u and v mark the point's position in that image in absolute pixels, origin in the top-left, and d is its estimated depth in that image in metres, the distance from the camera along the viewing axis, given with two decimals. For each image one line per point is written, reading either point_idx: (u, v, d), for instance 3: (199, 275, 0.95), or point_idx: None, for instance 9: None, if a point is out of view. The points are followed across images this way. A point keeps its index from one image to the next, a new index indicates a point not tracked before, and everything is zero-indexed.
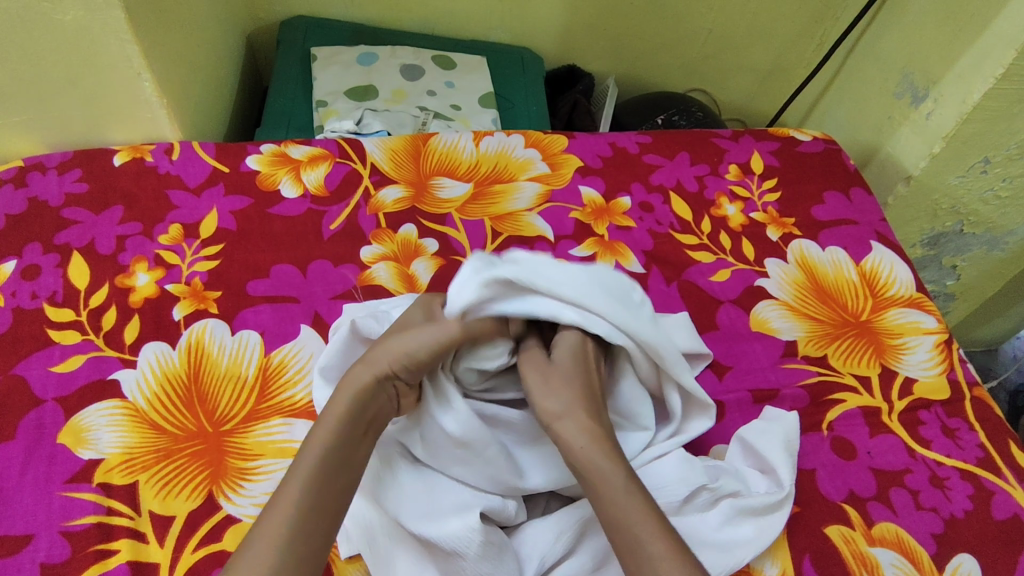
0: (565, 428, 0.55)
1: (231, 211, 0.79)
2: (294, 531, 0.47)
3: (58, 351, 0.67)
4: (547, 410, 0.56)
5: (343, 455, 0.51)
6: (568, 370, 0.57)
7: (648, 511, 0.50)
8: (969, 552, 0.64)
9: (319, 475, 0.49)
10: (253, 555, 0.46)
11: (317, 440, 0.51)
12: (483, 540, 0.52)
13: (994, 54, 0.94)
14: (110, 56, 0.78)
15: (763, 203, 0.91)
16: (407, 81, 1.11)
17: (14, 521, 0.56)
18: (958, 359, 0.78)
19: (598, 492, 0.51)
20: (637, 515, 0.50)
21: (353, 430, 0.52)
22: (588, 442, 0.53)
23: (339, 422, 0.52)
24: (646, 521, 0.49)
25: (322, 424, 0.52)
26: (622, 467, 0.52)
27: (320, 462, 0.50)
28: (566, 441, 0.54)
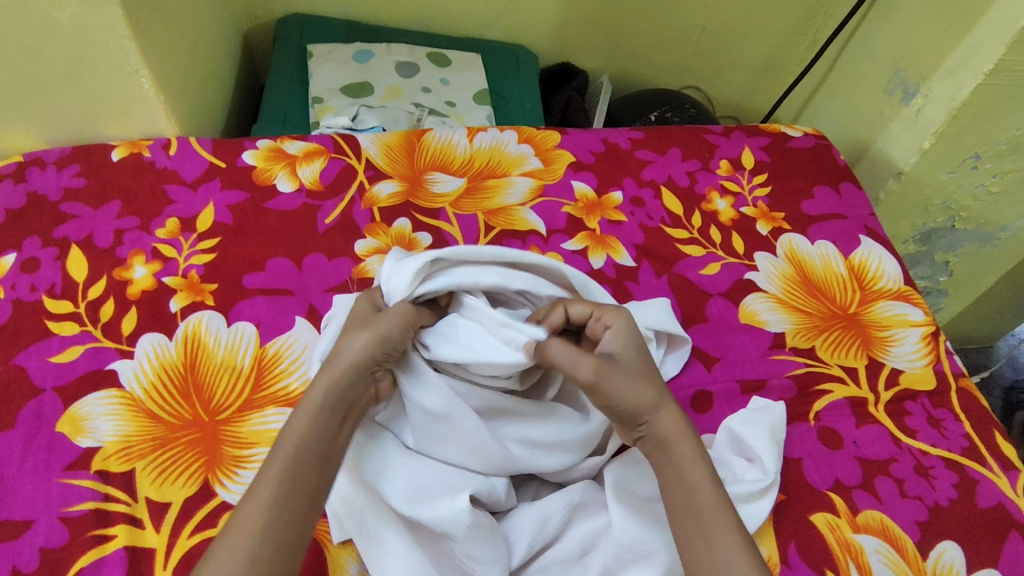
0: (661, 420, 0.57)
1: (227, 206, 0.81)
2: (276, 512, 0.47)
3: (57, 342, 0.68)
4: (637, 404, 0.57)
5: (324, 445, 0.51)
6: (642, 368, 0.60)
7: (722, 501, 0.53)
8: (952, 539, 0.65)
9: (299, 463, 0.50)
10: (233, 539, 0.46)
11: (297, 426, 0.51)
12: (471, 522, 0.54)
13: (983, 50, 0.95)
14: (108, 52, 0.79)
15: (753, 197, 0.92)
16: (402, 78, 1.12)
17: (15, 507, 0.57)
18: (945, 351, 0.79)
19: (685, 481, 0.54)
20: (711, 505, 0.52)
21: (332, 420, 0.53)
22: (680, 435, 0.56)
23: (316, 412, 0.52)
24: (723, 512, 0.52)
25: (302, 412, 0.52)
26: (704, 459, 0.55)
27: (297, 451, 0.50)
28: (660, 434, 0.56)
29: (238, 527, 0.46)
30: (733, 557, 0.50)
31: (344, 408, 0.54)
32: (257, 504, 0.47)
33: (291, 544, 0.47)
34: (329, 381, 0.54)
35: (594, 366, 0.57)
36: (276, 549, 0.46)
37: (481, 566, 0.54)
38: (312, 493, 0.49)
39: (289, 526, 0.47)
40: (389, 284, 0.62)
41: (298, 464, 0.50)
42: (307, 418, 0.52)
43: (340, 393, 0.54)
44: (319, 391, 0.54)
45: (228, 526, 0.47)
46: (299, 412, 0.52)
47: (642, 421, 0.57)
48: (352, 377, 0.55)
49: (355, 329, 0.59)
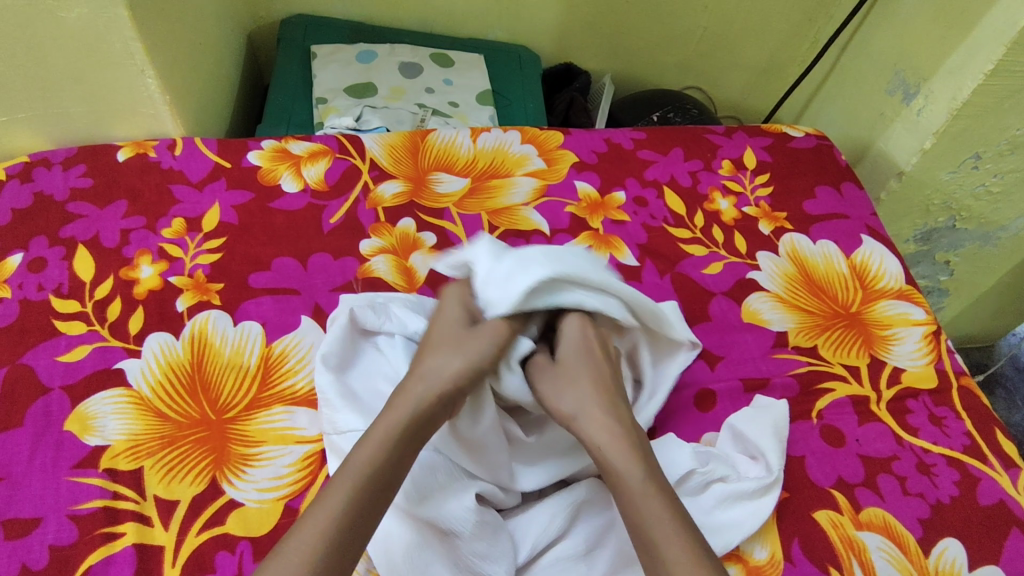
0: (586, 425, 0.56)
1: (233, 206, 0.81)
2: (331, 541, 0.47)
3: (64, 341, 0.68)
4: (562, 414, 0.57)
5: (393, 472, 0.51)
6: (574, 368, 0.59)
7: (663, 508, 0.51)
8: (955, 536, 0.65)
9: (367, 490, 0.50)
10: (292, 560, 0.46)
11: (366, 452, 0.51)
12: (477, 520, 0.55)
13: (983, 50, 0.95)
14: (115, 53, 0.79)
15: (755, 197, 0.92)
16: (405, 78, 1.12)
17: (25, 505, 0.58)
18: (946, 350, 0.80)
19: (625, 490, 0.52)
20: (656, 520, 0.50)
21: (405, 446, 0.52)
22: (611, 439, 0.55)
23: (393, 436, 0.52)
24: (663, 527, 0.50)
25: (377, 437, 0.52)
26: (639, 463, 0.53)
27: (364, 480, 0.50)
28: (588, 442, 0.56)
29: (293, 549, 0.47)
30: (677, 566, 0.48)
31: (421, 437, 0.53)
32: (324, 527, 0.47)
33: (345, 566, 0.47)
34: (413, 407, 0.54)
35: (536, 370, 0.60)
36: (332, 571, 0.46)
37: (488, 564, 0.55)
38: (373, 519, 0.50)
39: (349, 548, 0.48)
40: (491, 290, 0.60)
41: (364, 495, 0.49)
42: (381, 448, 0.51)
43: (421, 421, 0.53)
44: (400, 416, 0.53)
45: (287, 542, 0.47)
46: (374, 437, 0.52)
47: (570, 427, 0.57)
48: (436, 407, 0.54)
49: (443, 351, 0.57)
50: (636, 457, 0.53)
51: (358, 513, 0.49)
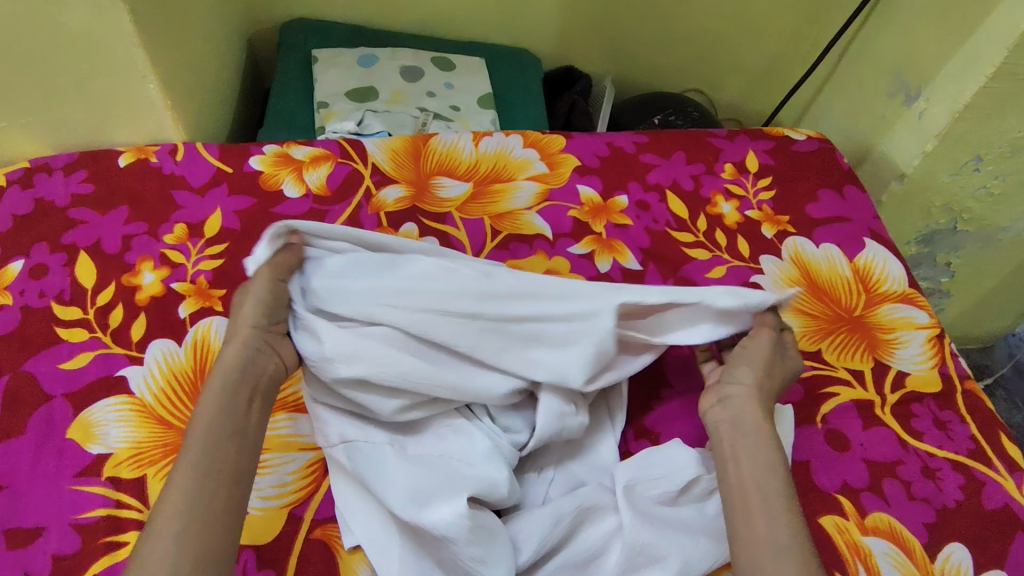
0: (745, 398, 0.60)
1: (235, 211, 0.81)
2: (192, 507, 0.46)
3: (66, 348, 0.68)
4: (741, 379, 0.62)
5: (232, 423, 0.51)
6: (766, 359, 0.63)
7: (777, 482, 0.53)
8: (960, 541, 0.65)
9: (215, 446, 0.49)
10: (162, 520, 0.45)
11: (202, 416, 0.51)
12: (470, 525, 0.53)
13: (986, 53, 0.96)
14: (116, 59, 0.79)
15: (758, 200, 0.92)
16: (406, 82, 1.12)
17: (27, 514, 0.57)
18: (950, 353, 0.80)
19: (754, 453, 0.56)
20: (773, 494, 0.52)
21: (237, 398, 0.53)
22: (758, 416, 0.59)
23: (222, 392, 0.53)
24: (778, 501, 0.52)
25: (205, 400, 0.52)
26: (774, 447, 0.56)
27: (208, 429, 0.50)
28: (747, 405, 0.60)
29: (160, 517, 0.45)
30: (784, 539, 0.49)
31: (247, 381, 0.55)
32: (182, 486, 0.46)
33: (225, 520, 0.47)
34: (233, 363, 0.55)
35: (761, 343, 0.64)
36: (201, 532, 0.45)
37: (485, 568, 0.53)
38: (238, 470, 0.49)
39: (214, 499, 0.47)
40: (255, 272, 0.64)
41: (211, 452, 0.49)
42: (210, 407, 0.52)
43: (241, 368, 0.55)
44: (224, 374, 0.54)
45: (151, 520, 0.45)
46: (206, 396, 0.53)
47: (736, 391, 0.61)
48: (246, 353, 0.56)
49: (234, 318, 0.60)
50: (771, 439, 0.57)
51: (207, 471, 0.48)
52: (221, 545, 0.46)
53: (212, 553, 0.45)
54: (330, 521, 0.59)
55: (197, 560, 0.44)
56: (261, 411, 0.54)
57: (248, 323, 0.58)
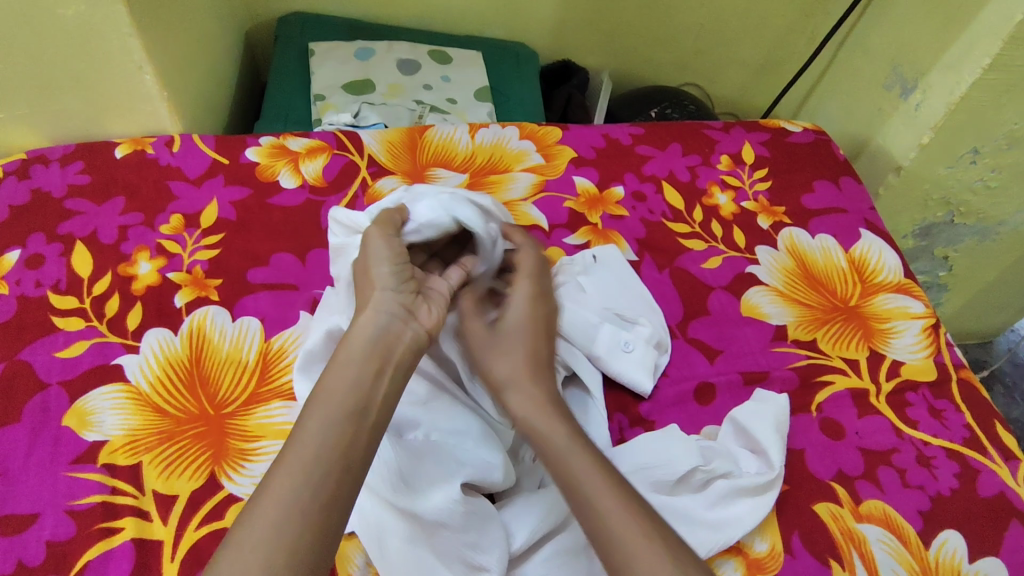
0: (518, 395, 0.59)
1: (231, 201, 0.81)
2: (296, 495, 0.43)
3: (62, 337, 0.68)
4: (498, 378, 0.61)
5: (359, 401, 0.48)
6: (513, 340, 0.62)
7: (596, 470, 0.53)
8: (954, 528, 0.65)
9: (334, 421, 0.46)
10: (263, 505, 0.43)
11: (329, 389, 0.48)
12: (464, 509, 0.54)
13: (982, 45, 0.96)
14: (113, 51, 0.79)
15: (754, 191, 0.92)
16: (403, 75, 1.12)
17: (21, 502, 0.58)
18: (945, 343, 0.80)
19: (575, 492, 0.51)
20: (623, 525, 0.49)
21: (366, 367, 0.49)
22: (537, 413, 0.58)
23: (354, 364, 0.49)
24: (631, 533, 0.49)
25: (336, 372, 0.49)
26: (561, 429, 0.57)
27: (332, 408, 0.47)
28: (520, 409, 0.59)
29: (267, 498, 0.43)
30: (613, 521, 0.49)
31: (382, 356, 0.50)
32: (292, 467, 0.44)
33: (338, 505, 0.44)
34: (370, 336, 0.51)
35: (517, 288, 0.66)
36: (307, 517, 0.43)
37: (479, 553, 0.53)
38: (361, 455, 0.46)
39: (328, 478, 0.44)
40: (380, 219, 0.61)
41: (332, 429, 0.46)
42: (343, 381, 0.48)
43: (375, 342, 0.51)
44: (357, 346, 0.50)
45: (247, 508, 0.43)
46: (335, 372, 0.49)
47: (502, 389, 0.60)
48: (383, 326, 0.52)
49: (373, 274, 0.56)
50: (562, 422, 0.57)
51: (332, 449, 0.45)
52: (337, 529, 0.44)
53: (316, 540, 0.43)
54: None
55: (298, 548, 0.42)
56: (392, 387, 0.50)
57: (377, 285, 0.55)
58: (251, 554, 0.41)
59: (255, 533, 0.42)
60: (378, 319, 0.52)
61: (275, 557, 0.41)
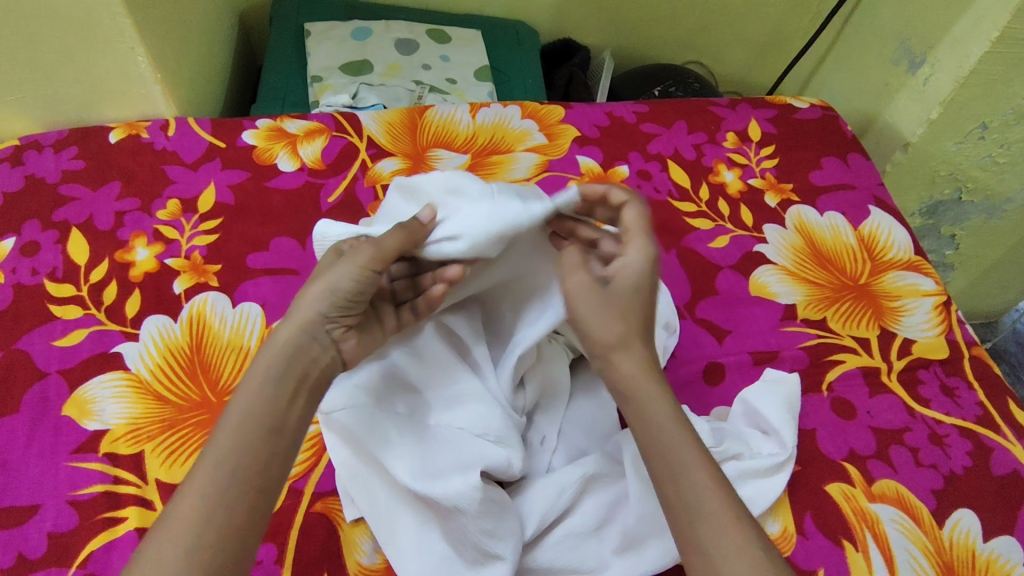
0: (621, 356, 0.50)
1: (228, 186, 0.79)
2: (208, 514, 0.41)
3: (60, 326, 0.67)
4: (602, 341, 0.51)
5: (273, 418, 0.45)
6: (629, 296, 0.52)
7: (693, 447, 0.47)
8: (968, 507, 0.64)
9: (245, 437, 0.44)
10: (172, 521, 0.41)
11: (238, 405, 0.45)
12: (484, 498, 0.51)
13: (992, 17, 0.94)
14: (104, 32, 0.77)
15: (761, 169, 0.90)
16: (402, 55, 1.10)
17: (23, 492, 0.57)
18: (957, 321, 0.79)
19: (671, 479, 0.46)
20: (708, 494, 0.45)
21: (279, 389, 0.46)
22: (643, 377, 0.49)
23: (262, 384, 0.46)
24: (711, 521, 0.44)
25: (248, 387, 0.46)
26: (665, 396, 0.49)
27: (241, 423, 0.44)
28: (614, 372, 0.50)
29: (177, 509, 0.41)
30: (704, 500, 0.45)
31: (296, 374, 0.48)
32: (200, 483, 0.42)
33: (247, 523, 0.42)
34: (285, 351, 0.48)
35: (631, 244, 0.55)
36: (219, 534, 0.41)
37: (496, 541, 0.52)
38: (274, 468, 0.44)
39: (241, 488, 0.42)
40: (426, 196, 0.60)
41: (244, 445, 0.44)
42: (254, 396, 0.45)
43: (290, 357, 0.48)
44: (265, 362, 0.47)
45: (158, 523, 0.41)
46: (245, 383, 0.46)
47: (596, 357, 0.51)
48: (299, 340, 0.49)
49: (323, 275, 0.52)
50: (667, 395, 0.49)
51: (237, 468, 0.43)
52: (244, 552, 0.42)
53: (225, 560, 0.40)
54: (333, 494, 0.59)
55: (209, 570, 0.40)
56: (305, 409, 0.48)
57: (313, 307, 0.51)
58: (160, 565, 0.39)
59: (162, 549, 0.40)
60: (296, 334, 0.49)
61: None
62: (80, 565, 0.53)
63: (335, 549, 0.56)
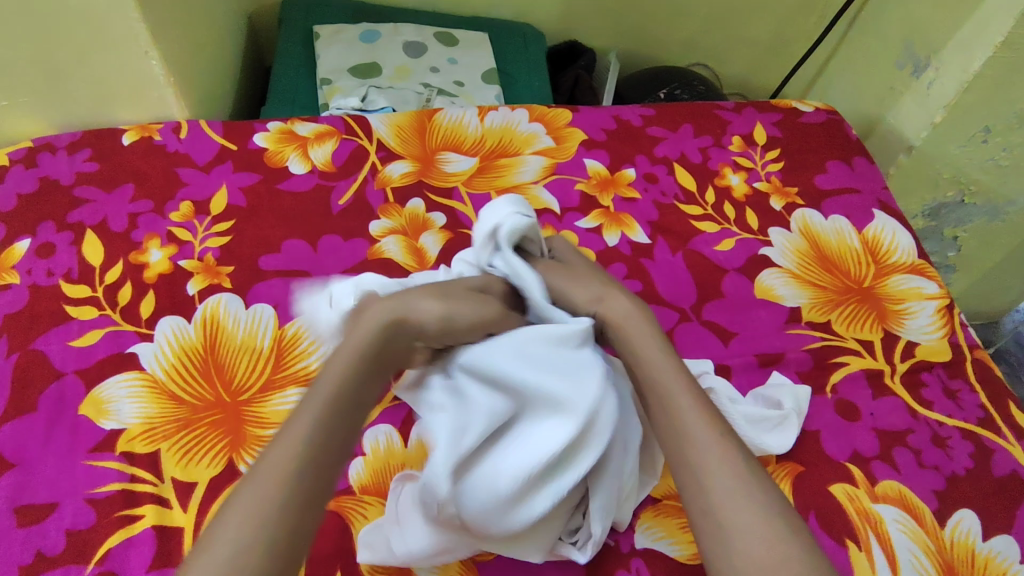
0: (610, 301, 0.64)
1: (240, 188, 0.80)
2: (301, 464, 0.46)
3: (76, 326, 0.68)
4: (580, 303, 0.65)
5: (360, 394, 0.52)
6: (582, 277, 0.68)
7: (729, 458, 0.51)
8: (969, 508, 0.65)
9: (337, 409, 0.49)
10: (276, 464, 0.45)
11: (330, 378, 0.51)
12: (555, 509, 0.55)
13: (995, 24, 0.95)
14: (119, 36, 0.78)
15: (766, 172, 0.91)
16: (410, 58, 1.11)
17: (40, 491, 0.58)
18: (959, 323, 0.80)
19: (702, 484, 0.50)
20: (737, 504, 0.48)
21: (365, 361, 0.53)
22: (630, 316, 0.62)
23: (360, 356, 0.53)
24: (744, 517, 0.47)
25: (340, 360, 0.52)
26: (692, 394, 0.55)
27: (334, 398, 0.50)
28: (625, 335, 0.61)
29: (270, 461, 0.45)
30: (739, 514, 0.48)
31: (379, 360, 0.55)
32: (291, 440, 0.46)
33: (315, 477, 0.46)
34: (373, 331, 0.55)
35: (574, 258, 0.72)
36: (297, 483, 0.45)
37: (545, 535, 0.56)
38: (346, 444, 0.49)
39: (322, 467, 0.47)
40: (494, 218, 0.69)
41: (335, 413, 0.49)
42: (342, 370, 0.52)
43: (380, 346, 0.55)
44: (360, 339, 0.54)
45: (254, 474, 0.45)
46: (338, 358, 0.53)
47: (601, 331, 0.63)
48: (392, 333, 0.56)
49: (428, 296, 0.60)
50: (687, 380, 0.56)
51: (327, 428, 0.48)
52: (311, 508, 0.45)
53: (294, 509, 0.44)
54: (345, 493, 0.60)
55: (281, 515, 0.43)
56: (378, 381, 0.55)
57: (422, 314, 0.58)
58: (257, 512, 0.43)
59: (261, 488, 0.44)
60: (389, 319, 0.56)
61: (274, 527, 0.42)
62: (98, 562, 0.54)
63: (347, 547, 0.57)
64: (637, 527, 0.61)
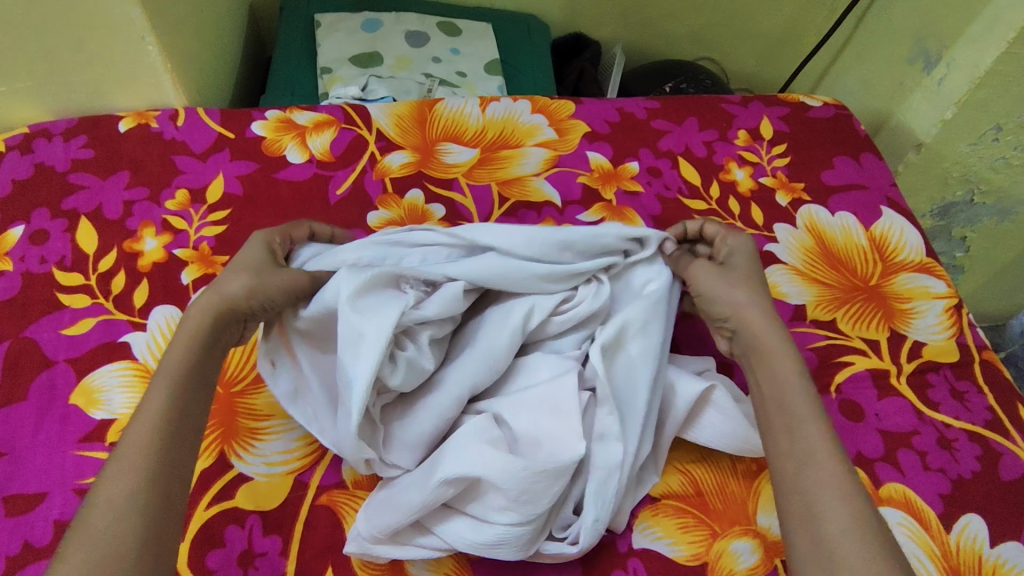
0: (750, 307, 0.61)
1: (237, 176, 0.79)
2: (162, 435, 0.47)
3: (68, 315, 0.67)
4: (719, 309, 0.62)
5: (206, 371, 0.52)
6: (741, 276, 0.64)
7: (823, 435, 0.51)
8: (975, 512, 0.64)
9: (186, 382, 0.50)
10: (134, 438, 0.46)
11: (177, 359, 0.51)
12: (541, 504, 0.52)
13: (1008, 19, 0.93)
14: (115, 21, 0.77)
15: (772, 167, 0.90)
16: (412, 48, 1.09)
17: (28, 481, 0.57)
18: (968, 323, 0.78)
19: (796, 463, 0.50)
20: (830, 484, 0.48)
21: (198, 343, 0.53)
22: (770, 324, 0.59)
23: (192, 341, 0.53)
24: (832, 499, 0.47)
25: (181, 341, 0.52)
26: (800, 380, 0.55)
27: (180, 378, 0.50)
28: (750, 325, 0.60)
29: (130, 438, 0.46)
30: (821, 488, 0.48)
31: (220, 344, 0.55)
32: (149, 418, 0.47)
33: (178, 449, 0.47)
34: (209, 315, 0.55)
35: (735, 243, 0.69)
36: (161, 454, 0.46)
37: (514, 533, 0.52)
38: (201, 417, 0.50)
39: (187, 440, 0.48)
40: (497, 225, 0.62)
41: (188, 387, 0.50)
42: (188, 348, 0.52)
43: (219, 328, 0.55)
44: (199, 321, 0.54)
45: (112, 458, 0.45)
46: (177, 343, 0.53)
47: (727, 318, 0.61)
48: (227, 319, 0.56)
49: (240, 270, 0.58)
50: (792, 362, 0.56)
51: (182, 404, 0.49)
52: (177, 479, 0.46)
53: (160, 482, 0.45)
54: (337, 487, 0.59)
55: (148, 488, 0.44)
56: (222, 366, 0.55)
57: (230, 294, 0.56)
58: (121, 487, 0.44)
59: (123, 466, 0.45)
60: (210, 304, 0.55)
61: (144, 495, 0.44)
62: None
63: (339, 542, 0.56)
64: (636, 526, 0.59)
